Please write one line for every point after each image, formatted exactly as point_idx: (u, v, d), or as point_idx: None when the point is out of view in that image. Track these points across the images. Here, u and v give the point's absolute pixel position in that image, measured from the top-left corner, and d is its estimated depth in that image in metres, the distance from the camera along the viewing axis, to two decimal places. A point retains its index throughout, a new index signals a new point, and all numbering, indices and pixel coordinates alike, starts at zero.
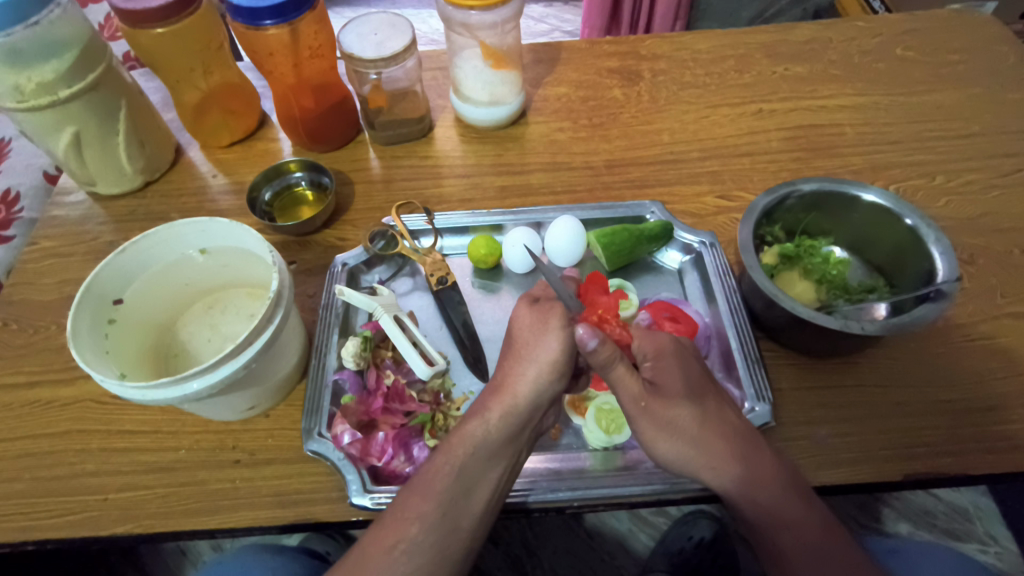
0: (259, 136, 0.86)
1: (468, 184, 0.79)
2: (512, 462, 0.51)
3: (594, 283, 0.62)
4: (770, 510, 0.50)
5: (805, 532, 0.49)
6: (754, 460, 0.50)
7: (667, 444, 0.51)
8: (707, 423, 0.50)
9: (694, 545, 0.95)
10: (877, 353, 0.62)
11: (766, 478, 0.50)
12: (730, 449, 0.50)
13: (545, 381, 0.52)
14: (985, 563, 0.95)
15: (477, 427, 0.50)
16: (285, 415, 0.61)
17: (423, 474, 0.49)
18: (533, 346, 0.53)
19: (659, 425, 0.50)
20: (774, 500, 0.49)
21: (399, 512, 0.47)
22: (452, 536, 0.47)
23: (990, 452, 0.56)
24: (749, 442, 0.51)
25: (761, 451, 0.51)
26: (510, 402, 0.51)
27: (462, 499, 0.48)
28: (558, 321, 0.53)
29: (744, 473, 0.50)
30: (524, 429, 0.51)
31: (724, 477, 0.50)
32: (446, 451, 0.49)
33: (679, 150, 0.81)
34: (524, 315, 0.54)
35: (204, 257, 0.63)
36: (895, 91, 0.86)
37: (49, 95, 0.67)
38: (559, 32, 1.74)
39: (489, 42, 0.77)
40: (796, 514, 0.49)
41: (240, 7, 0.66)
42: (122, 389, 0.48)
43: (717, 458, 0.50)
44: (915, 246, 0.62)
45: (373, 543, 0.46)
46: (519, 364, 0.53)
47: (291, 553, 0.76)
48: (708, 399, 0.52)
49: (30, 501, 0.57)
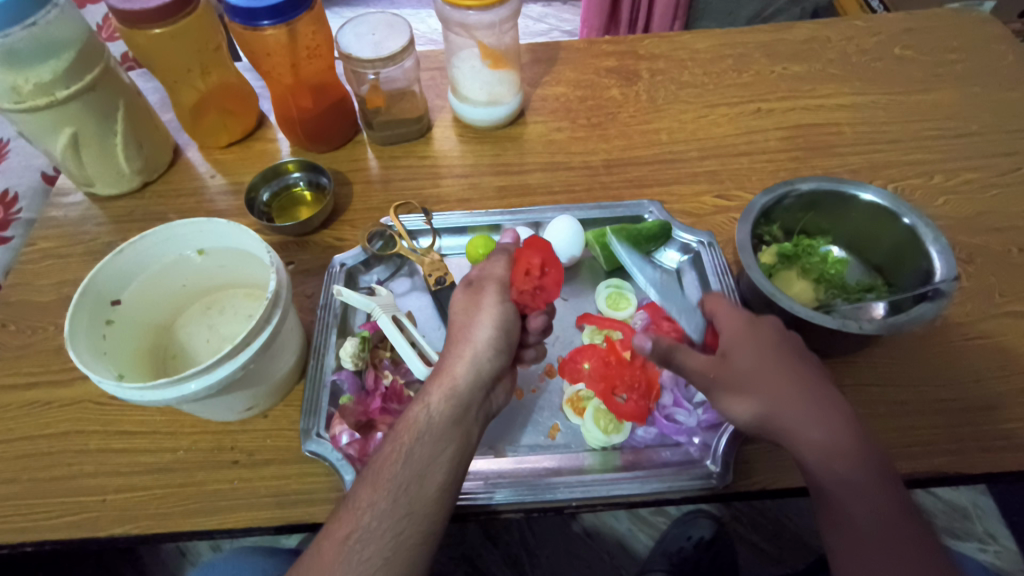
0: (257, 136, 0.86)
1: (466, 184, 0.79)
2: (464, 442, 0.48)
3: (532, 248, 0.58)
4: (837, 478, 0.44)
5: (876, 509, 0.42)
6: (828, 423, 0.45)
7: (741, 406, 0.48)
8: (776, 387, 0.47)
9: (694, 544, 0.94)
10: (876, 352, 0.62)
11: (834, 450, 0.44)
12: (800, 412, 0.46)
13: (480, 361, 0.51)
14: (983, 561, 0.95)
15: (419, 411, 0.49)
16: (283, 415, 0.61)
17: (372, 464, 0.47)
18: (467, 328, 0.53)
19: (729, 388, 0.48)
20: (845, 474, 0.44)
21: (352, 503, 0.45)
22: (408, 520, 0.44)
23: (989, 451, 0.56)
24: (822, 404, 0.46)
25: (835, 417, 0.46)
26: (449, 384, 0.50)
27: (415, 483, 0.45)
28: (491, 299, 0.54)
29: (819, 438, 0.45)
30: (468, 409, 0.50)
31: (802, 442, 0.45)
32: (393, 438, 0.48)
33: (677, 149, 0.80)
34: (461, 300, 0.55)
35: (201, 257, 0.63)
36: (893, 90, 0.86)
37: (47, 96, 0.67)
38: (558, 32, 1.74)
39: (487, 42, 0.77)
40: (870, 489, 0.43)
41: (238, 8, 0.66)
42: (119, 390, 0.48)
43: (787, 422, 0.46)
44: (913, 245, 0.62)
45: (326, 538, 0.44)
46: (457, 348, 0.52)
47: (283, 554, 0.75)
48: (778, 362, 0.48)
49: (28, 502, 0.57)
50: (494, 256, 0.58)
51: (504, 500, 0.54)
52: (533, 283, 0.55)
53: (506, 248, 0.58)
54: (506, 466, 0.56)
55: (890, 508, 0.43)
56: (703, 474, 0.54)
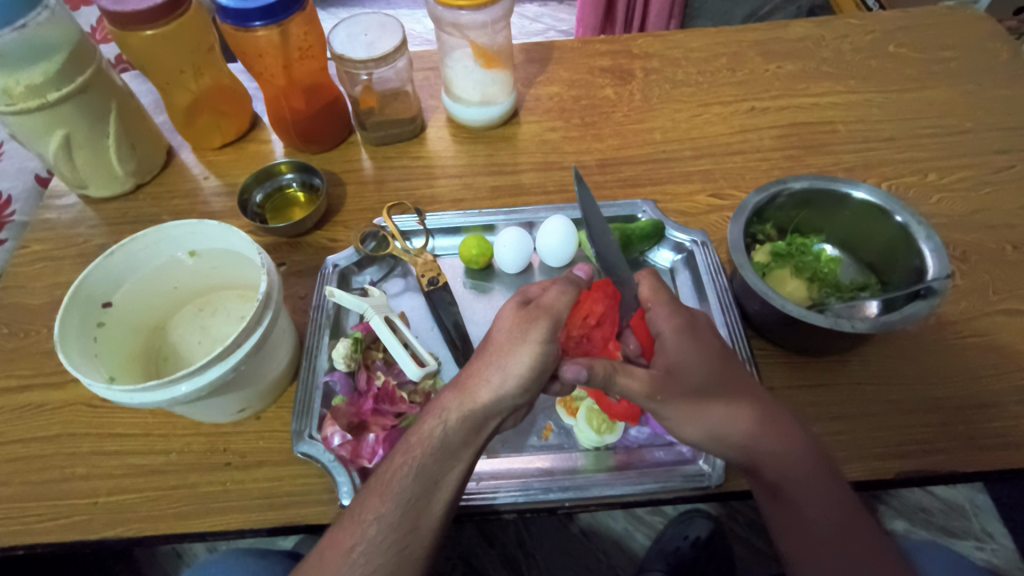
0: (250, 137, 0.86)
1: (460, 184, 0.79)
2: (472, 460, 0.47)
3: (599, 292, 0.53)
4: (794, 483, 0.48)
5: (829, 505, 0.48)
6: (782, 433, 0.48)
7: (698, 424, 0.48)
8: (738, 402, 0.48)
9: (690, 544, 0.94)
10: (869, 351, 0.62)
11: (791, 458, 0.48)
12: (763, 427, 0.48)
13: (509, 390, 0.46)
14: (980, 560, 0.95)
15: (435, 426, 0.46)
16: (275, 417, 0.61)
17: (382, 473, 0.46)
18: (505, 352, 0.47)
19: (687, 408, 0.47)
20: (800, 479, 0.48)
21: (358, 513, 0.45)
22: (413, 536, 0.44)
23: (983, 449, 0.56)
24: (778, 417, 0.49)
25: (788, 426, 0.49)
26: (469, 403, 0.46)
27: (423, 499, 0.45)
28: (539, 333, 0.47)
29: (774, 448, 0.48)
30: (483, 430, 0.47)
31: (757, 454, 0.48)
32: (405, 450, 0.46)
33: (671, 148, 0.80)
34: (509, 318, 0.49)
35: (193, 259, 0.62)
36: (887, 88, 0.85)
37: (38, 98, 0.67)
38: (554, 31, 1.73)
39: (479, 42, 0.77)
40: (819, 488, 0.48)
41: (229, 9, 0.66)
42: (110, 392, 0.48)
43: (753, 438, 0.48)
44: (907, 244, 0.62)
45: (331, 546, 0.44)
46: (486, 368, 0.47)
47: (276, 556, 0.75)
48: (732, 374, 0.49)
49: (21, 505, 0.57)
50: (560, 285, 0.52)
51: (500, 500, 0.54)
52: (586, 329, 0.52)
53: (574, 278, 0.54)
54: (499, 466, 0.56)
55: (840, 501, 0.48)
56: (696, 474, 0.54)
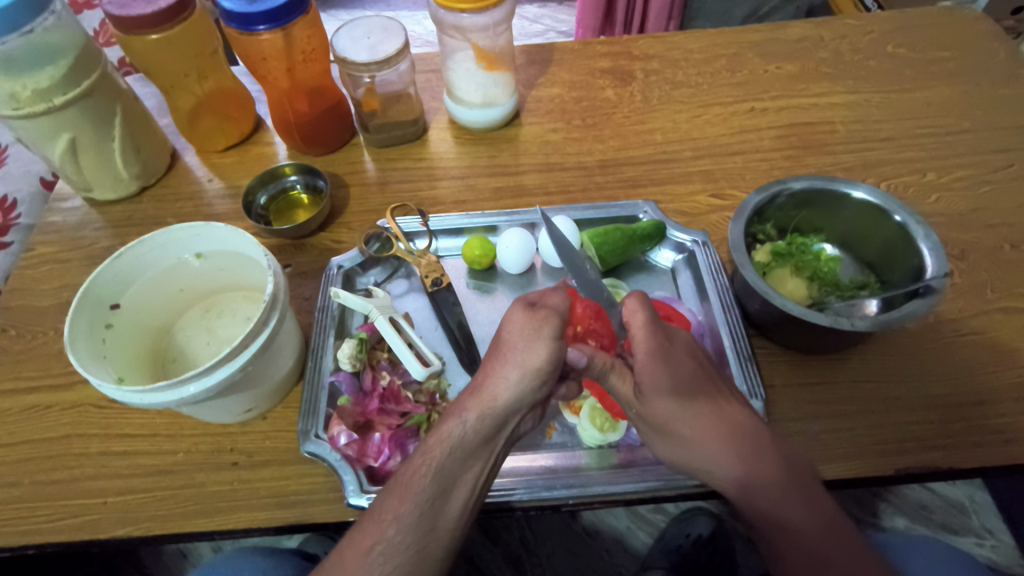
0: (254, 140, 0.86)
1: (462, 186, 0.79)
2: (490, 461, 0.48)
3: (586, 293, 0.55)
4: (767, 513, 0.49)
5: (806, 534, 0.48)
6: (755, 460, 0.50)
7: (665, 449, 0.52)
8: (716, 422, 0.50)
9: (691, 542, 0.95)
10: (867, 348, 0.63)
11: (764, 483, 0.49)
12: (740, 448, 0.50)
13: (527, 386, 0.48)
14: (981, 556, 0.96)
15: (454, 427, 0.47)
16: (281, 417, 0.62)
17: (401, 474, 0.46)
18: (519, 349, 0.48)
19: (655, 433, 0.51)
20: (776, 502, 0.49)
21: (377, 514, 0.45)
22: (431, 536, 0.45)
23: (981, 446, 0.56)
24: (753, 442, 0.50)
25: (765, 449, 0.50)
26: (487, 403, 0.47)
27: (440, 500, 0.45)
28: (553, 330, 0.49)
29: (745, 475, 0.49)
30: (499, 433, 0.48)
31: (722, 479, 0.50)
32: (423, 452, 0.46)
33: (671, 149, 0.81)
34: (519, 318, 0.50)
35: (200, 261, 0.63)
36: (885, 88, 0.86)
37: (43, 102, 0.67)
38: (553, 32, 1.74)
39: (481, 44, 0.78)
40: (797, 516, 0.48)
41: (233, 13, 0.67)
42: (120, 393, 0.49)
43: (720, 460, 0.50)
44: (905, 242, 0.62)
45: (349, 546, 0.44)
46: (498, 368, 0.48)
47: (283, 556, 0.76)
48: (711, 393, 0.51)
49: (31, 505, 0.58)
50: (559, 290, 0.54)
51: (509, 500, 0.54)
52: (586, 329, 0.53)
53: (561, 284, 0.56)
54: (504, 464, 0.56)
55: (823, 523, 0.48)
56: None
